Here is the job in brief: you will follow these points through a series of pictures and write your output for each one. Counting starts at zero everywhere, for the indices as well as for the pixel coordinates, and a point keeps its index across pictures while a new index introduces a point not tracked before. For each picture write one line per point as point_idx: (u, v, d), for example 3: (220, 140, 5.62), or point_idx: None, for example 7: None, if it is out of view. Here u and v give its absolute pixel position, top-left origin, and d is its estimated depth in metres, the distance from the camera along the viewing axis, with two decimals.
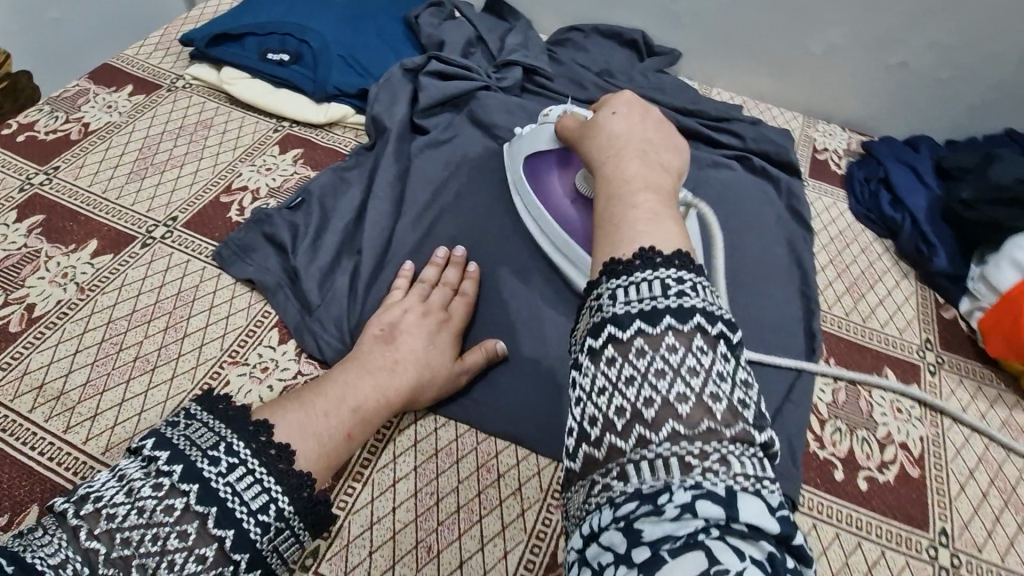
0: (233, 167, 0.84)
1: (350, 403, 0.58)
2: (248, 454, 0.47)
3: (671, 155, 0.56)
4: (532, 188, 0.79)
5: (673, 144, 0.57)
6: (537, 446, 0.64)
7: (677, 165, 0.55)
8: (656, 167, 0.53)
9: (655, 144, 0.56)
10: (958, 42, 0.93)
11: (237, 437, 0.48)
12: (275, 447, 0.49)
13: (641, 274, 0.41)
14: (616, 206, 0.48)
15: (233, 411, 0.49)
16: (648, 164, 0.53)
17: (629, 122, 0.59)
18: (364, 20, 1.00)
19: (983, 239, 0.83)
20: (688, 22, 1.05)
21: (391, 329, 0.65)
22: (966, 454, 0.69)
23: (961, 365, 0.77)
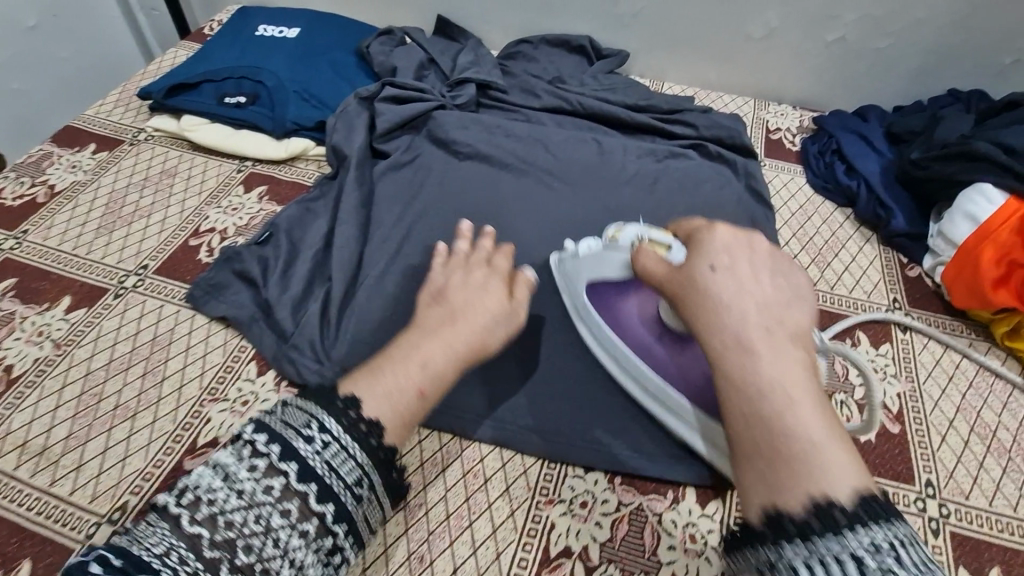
0: (200, 211, 0.86)
1: (419, 361, 0.58)
2: (340, 431, 0.52)
3: (789, 317, 0.53)
4: (602, 319, 0.69)
5: (785, 302, 0.54)
6: (521, 446, 0.65)
7: (800, 328, 0.53)
8: (791, 364, 0.50)
9: (773, 321, 0.52)
10: (889, 11, 0.96)
11: (325, 416, 0.53)
12: (365, 423, 0.53)
13: (828, 545, 0.42)
14: (772, 438, 0.47)
15: (323, 393, 0.54)
16: (775, 354, 0.50)
17: (737, 286, 0.54)
18: (317, 56, 1.03)
19: (937, 195, 0.84)
20: (631, 23, 1.08)
21: (441, 294, 0.65)
22: (944, 405, 0.70)
23: (931, 320, 0.79)
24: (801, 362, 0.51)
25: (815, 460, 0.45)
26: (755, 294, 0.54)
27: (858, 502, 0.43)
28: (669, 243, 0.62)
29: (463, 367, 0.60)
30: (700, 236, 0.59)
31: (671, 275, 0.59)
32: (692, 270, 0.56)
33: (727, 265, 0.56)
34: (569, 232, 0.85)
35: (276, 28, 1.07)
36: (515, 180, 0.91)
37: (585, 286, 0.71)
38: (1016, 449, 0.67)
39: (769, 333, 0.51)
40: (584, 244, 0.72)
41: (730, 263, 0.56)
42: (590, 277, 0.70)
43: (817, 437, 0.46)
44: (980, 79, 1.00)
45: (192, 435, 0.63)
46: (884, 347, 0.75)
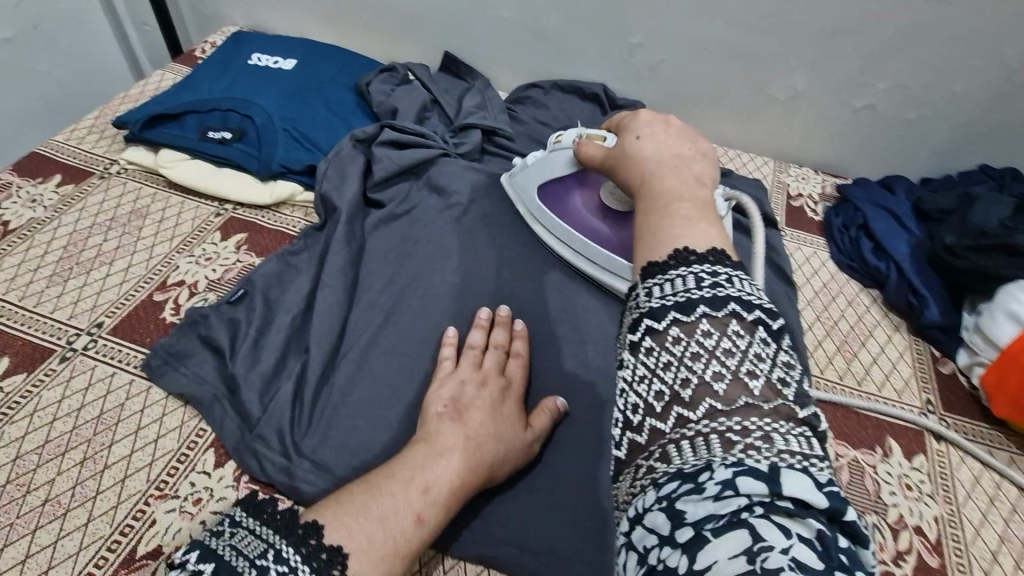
0: (169, 260, 0.77)
1: (422, 486, 0.52)
2: (299, 560, 0.44)
3: (697, 160, 0.54)
4: (554, 213, 0.81)
5: (695, 150, 0.55)
6: (512, 569, 0.58)
7: (709, 175, 0.53)
8: (687, 176, 0.51)
9: (680, 153, 0.54)
10: (922, 83, 0.91)
11: (284, 543, 0.45)
12: (327, 552, 0.45)
13: (677, 271, 0.42)
14: (658, 218, 0.48)
15: (283, 516, 0.47)
16: (683, 175, 0.51)
17: (658, 146, 0.55)
18: (311, 91, 0.95)
19: (968, 288, 0.79)
20: (649, 74, 1.02)
21: (454, 404, 0.61)
22: (986, 535, 0.63)
23: (968, 428, 0.72)
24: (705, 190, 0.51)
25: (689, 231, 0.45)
26: (668, 146, 0.55)
27: (711, 252, 0.43)
28: (604, 136, 0.69)
29: (466, 496, 0.55)
30: (625, 121, 0.62)
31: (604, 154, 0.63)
32: (623, 144, 0.58)
33: (651, 132, 0.57)
34: (578, 304, 0.78)
35: (271, 58, 1.00)
36: (519, 240, 0.84)
37: (536, 187, 0.82)
38: None
39: (672, 160, 0.53)
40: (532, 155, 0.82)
41: (650, 133, 0.57)
42: (539, 178, 0.81)
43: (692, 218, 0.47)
44: (1012, 158, 0.95)
45: (131, 542, 0.55)
46: (919, 459, 0.68)
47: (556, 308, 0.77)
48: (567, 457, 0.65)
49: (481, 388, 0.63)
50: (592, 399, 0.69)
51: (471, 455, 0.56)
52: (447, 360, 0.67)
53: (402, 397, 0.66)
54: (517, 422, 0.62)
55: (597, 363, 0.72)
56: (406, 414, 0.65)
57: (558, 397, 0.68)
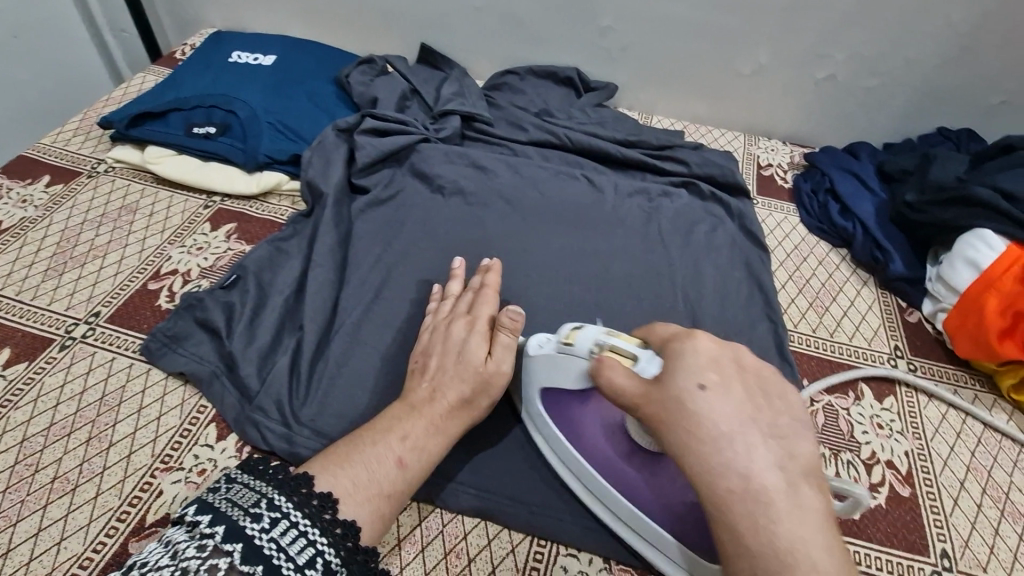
0: (161, 251, 0.79)
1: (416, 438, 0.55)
2: (291, 507, 0.48)
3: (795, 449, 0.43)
4: (563, 432, 0.61)
5: (787, 431, 0.44)
6: (508, 520, 0.61)
7: (808, 461, 0.44)
8: (795, 500, 0.41)
9: (773, 444, 0.43)
10: (879, 52, 0.95)
11: (276, 493, 0.48)
12: (317, 498, 0.49)
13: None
14: None
15: (275, 470, 0.50)
16: (789, 496, 0.41)
17: (733, 422, 0.43)
18: (293, 86, 0.98)
19: (932, 239, 0.83)
20: (620, 56, 1.05)
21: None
22: (954, 465, 0.66)
23: (934, 369, 0.76)
24: (817, 505, 0.42)
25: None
26: (751, 436, 0.43)
27: None
28: (636, 356, 0.50)
29: None
30: (683, 360, 0.46)
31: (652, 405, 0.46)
32: (683, 409, 0.44)
33: (720, 385, 0.44)
34: (562, 273, 0.80)
35: (251, 56, 1.02)
36: (501, 217, 0.86)
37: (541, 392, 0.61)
38: None
39: (778, 476, 0.42)
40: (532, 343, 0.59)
41: (721, 391, 0.44)
42: (544, 383, 0.59)
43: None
44: (969, 119, 0.99)
45: (140, 512, 0.57)
46: (889, 400, 0.72)
47: (541, 277, 0.80)
48: None
49: (449, 327, 0.64)
50: None
51: (463, 412, 0.59)
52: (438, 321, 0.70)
53: (395, 367, 0.69)
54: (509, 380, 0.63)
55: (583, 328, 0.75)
56: (400, 382, 0.68)
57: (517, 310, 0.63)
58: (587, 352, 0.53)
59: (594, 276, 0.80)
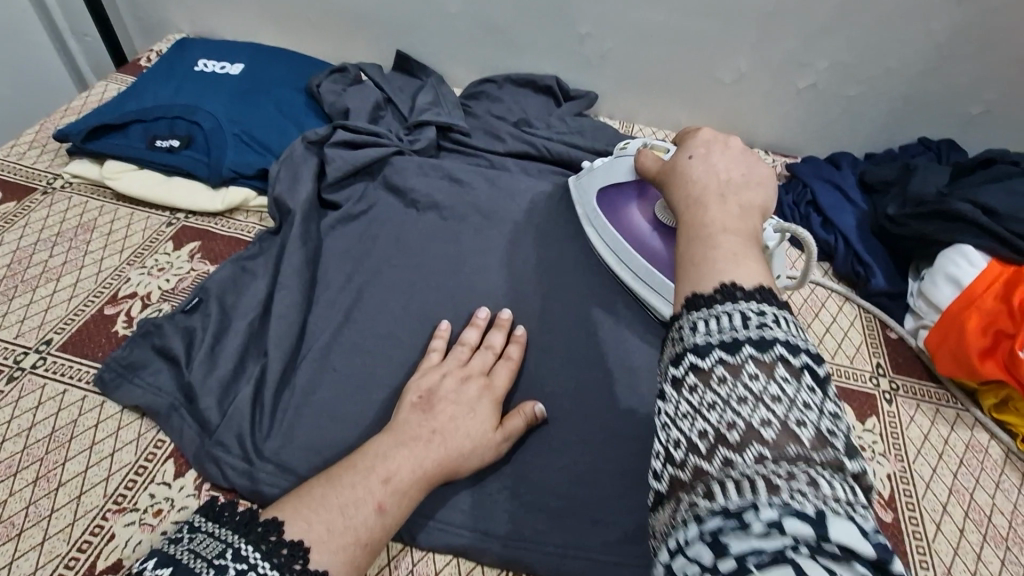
0: (120, 272, 0.76)
1: (382, 475, 0.53)
2: (258, 557, 0.45)
3: (753, 194, 0.49)
4: (609, 218, 0.79)
5: (750, 184, 0.50)
6: (481, 556, 0.59)
7: (759, 205, 0.49)
8: (734, 209, 0.47)
9: (734, 182, 0.49)
10: (860, 60, 0.94)
11: (243, 542, 0.46)
12: (287, 547, 0.46)
13: (721, 307, 0.38)
14: (698, 244, 0.43)
15: (242, 516, 0.48)
16: (734, 211, 0.46)
17: (712, 164, 0.52)
18: (261, 95, 0.94)
19: (913, 253, 0.82)
20: (599, 64, 1.03)
21: (428, 396, 0.61)
22: (936, 488, 0.65)
23: (915, 388, 0.75)
24: (749, 223, 0.46)
25: (731, 263, 0.41)
26: (720, 167, 0.51)
27: (760, 291, 0.39)
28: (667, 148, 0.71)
29: (430, 487, 0.56)
30: (689, 134, 0.59)
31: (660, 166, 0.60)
32: (675, 160, 0.56)
33: (705, 151, 0.54)
34: (540, 290, 0.78)
35: (218, 63, 0.99)
36: (477, 232, 0.83)
37: (598, 190, 0.81)
38: (1012, 537, 0.62)
39: (722, 194, 0.48)
40: (601, 160, 0.83)
41: (708, 152, 0.53)
42: (602, 182, 0.81)
43: (738, 251, 0.42)
44: (948, 128, 0.99)
45: (89, 558, 0.54)
46: (871, 421, 0.71)
47: (518, 295, 0.77)
48: (533, 444, 0.65)
49: (462, 382, 0.63)
50: (555, 384, 0.70)
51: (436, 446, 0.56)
52: (435, 351, 0.68)
53: (364, 395, 0.66)
54: (484, 417, 0.60)
55: (561, 350, 0.72)
56: (370, 412, 0.65)
57: (536, 402, 0.67)
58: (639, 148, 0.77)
59: (572, 293, 0.78)
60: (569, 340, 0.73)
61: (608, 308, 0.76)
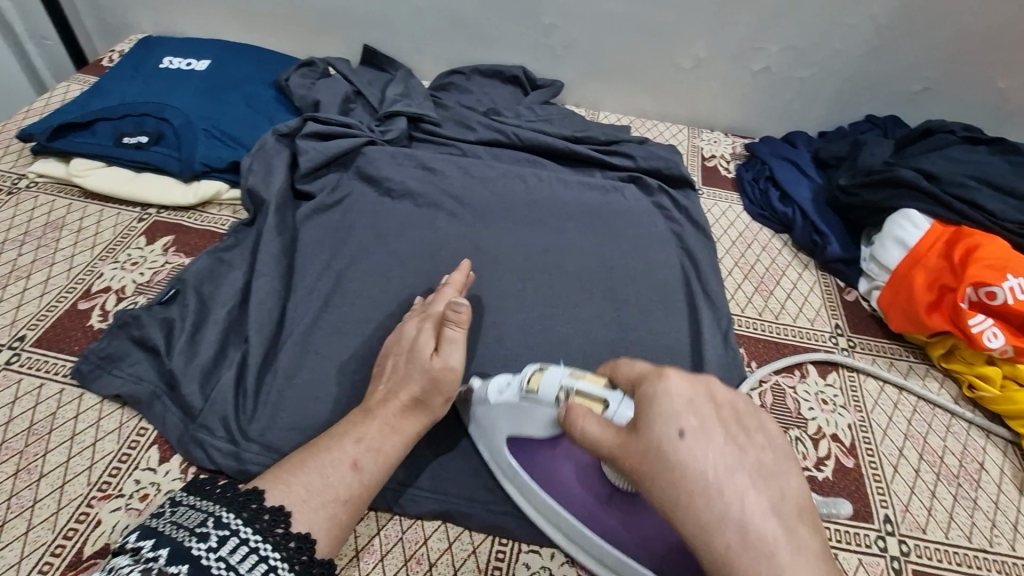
0: (92, 268, 0.75)
1: (369, 444, 0.54)
2: (240, 524, 0.46)
3: (784, 479, 0.40)
4: (535, 483, 0.58)
5: (777, 465, 0.40)
6: (468, 522, 0.60)
7: (802, 496, 0.40)
8: (793, 546, 0.37)
9: (769, 489, 0.39)
10: (809, 44, 0.99)
11: (225, 510, 0.47)
12: (269, 513, 0.47)
13: None
14: None
15: (225, 488, 0.49)
16: (799, 562, 0.36)
17: (728, 472, 0.38)
18: (229, 91, 0.94)
19: (865, 222, 0.87)
20: (564, 54, 1.06)
21: None
22: (893, 434, 0.70)
23: (871, 345, 0.80)
24: (818, 558, 0.37)
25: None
26: (744, 479, 0.38)
27: None
28: (603, 399, 0.48)
29: None
30: (654, 396, 0.42)
31: (632, 451, 0.41)
32: (664, 458, 0.39)
33: (703, 434, 0.39)
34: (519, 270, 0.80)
35: (184, 61, 0.98)
36: (451, 217, 0.85)
37: (506, 440, 0.59)
38: (963, 475, 0.67)
39: (773, 535, 0.37)
40: (498, 392, 0.57)
41: (704, 429, 0.40)
42: (513, 433, 0.57)
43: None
44: (893, 106, 1.05)
45: (76, 544, 0.54)
46: (831, 376, 0.75)
47: (494, 276, 0.79)
48: None
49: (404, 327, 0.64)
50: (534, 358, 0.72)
51: (420, 415, 0.57)
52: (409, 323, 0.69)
53: (347, 375, 0.67)
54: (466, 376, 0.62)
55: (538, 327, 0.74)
56: (353, 391, 0.66)
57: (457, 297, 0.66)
58: (556, 400, 0.51)
59: (547, 273, 0.80)
60: (546, 317, 0.76)
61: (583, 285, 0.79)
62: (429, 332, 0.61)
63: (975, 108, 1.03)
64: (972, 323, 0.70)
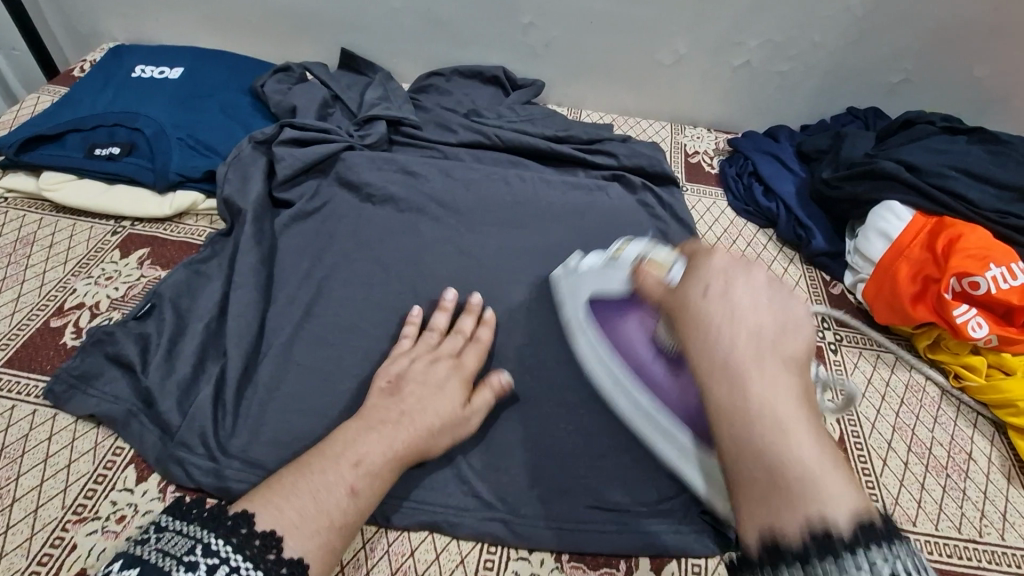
0: (65, 284, 0.74)
1: (354, 458, 0.53)
2: (230, 550, 0.45)
3: (791, 341, 0.43)
4: (602, 337, 0.69)
5: (788, 318, 0.44)
6: (456, 531, 0.59)
7: (802, 352, 0.44)
8: (780, 379, 0.41)
9: (768, 337, 0.43)
10: (789, 37, 0.99)
11: (212, 536, 0.45)
12: (259, 538, 0.46)
13: None
14: (761, 461, 0.39)
15: (211, 511, 0.47)
16: (778, 387, 0.41)
17: (737, 313, 0.44)
18: (203, 98, 0.93)
19: (848, 214, 0.87)
20: (545, 53, 1.05)
21: (399, 380, 0.62)
22: (881, 427, 0.70)
23: (859, 337, 0.79)
24: (800, 394, 0.42)
25: (812, 492, 0.37)
26: (756, 318, 0.44)
27: (857, 527, 0.36)
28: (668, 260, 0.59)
29: (403, 467, 0.56)
30: (698, 262, 0.49)
31: (666, 296, 0.51)
32: (686, 297, 0.47)
33: (727, 288, 0.45)
34: (506, 272, 0.79)
35: (156, 69, 0.97)
36: (433, 221, 0.84)
37: (586, 300, 0.71)
38: (951, 466, 0.67)
39: (762, 361, 0.42)
40: (585, 262, 0.72)
41: (728, 287, 0.45)
42: (593, 291, 0.70)
43: (812, 464, 0.38)
44: (874, 98, 1.05)
45: (51, 570, 0.52)
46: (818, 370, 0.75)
47: (479, 279, 0.78)
48: (503, 420, 0.66)
49: (431, 364, 0.64)
50: (519, 362, 0.71)
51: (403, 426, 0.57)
52: (406, 338, 0.68)
53: (329, 386, 0.66)
54: (456, 397, 0.62)
55: (523, 330, 0.73)
56: (335, 403, 0.65)
57: (505, 374, 0.67)
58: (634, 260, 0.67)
59: (531, 274, 0.79)
60: (532, 319, 0.75)
61: None
62: (456, 381, 0.63)
63: (954, 99, 1.03)
64: (956, 313, 0.70)
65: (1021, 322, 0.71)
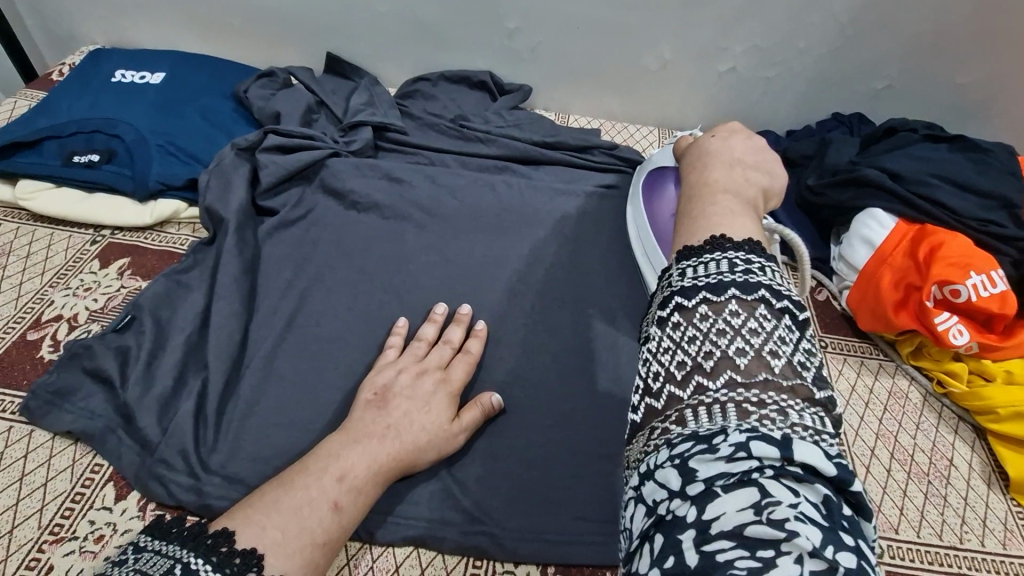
0: (42, 296, 0.72)
1: (336, 473, 0.53)
2: (210, 570, 0.43)
3: (765, 173, 0.51)
4: (644, 200, 0.80)
5: (768, 163, 0.52)
6: (441, 546, 0.59)
7: (767, 185, 0.50)
8: (738, 179, 0.49)
9: (746, 161, 0.51)
10: (774, 43, 0.99)
11: (193, 556, 0.43)
12: (239, 556, 0.45)
13: None
14: (695, 207, 0.46)
15: (190, 530, 0.45)
16: (735, 181, 0.49)
17: (726, 145, 0.54)
18: (185, 104, 0.91)
19: (833, 220, 0.87)
20: (532, 58, 1.05)
21: (383, 392, 0.61)
22: (864, 434, 0.70)
23: (843, 344, 0.80)
24: (750, 196, 0.48)
25: (725, 220, 0.43)
26: (738, 148, 0.53)
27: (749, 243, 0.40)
28: None
29: (386, 481, 0.56)
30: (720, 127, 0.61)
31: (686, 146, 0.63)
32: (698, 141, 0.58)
33: (728, 133, 0.56)
34: (494, 278, 0.78)
35: (137, 73, 0.95)
36: (420, 228, 0.83)
37: (646, 170, 0.83)
38: (933, 472, 0.68)
39: (729, 166, 0.50)
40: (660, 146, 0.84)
41: (729, 135, 0.56)
42: (654, 162, 0.81)
43: (733, 211, 0.44)
44: (859, 103, 1.06)
45: None
46: None
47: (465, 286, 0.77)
48: (489, 431, 0.66)
49: (417, 377, 0.63)
50: (506, 372, 0.70)
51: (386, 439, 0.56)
52: (391, 348, 0.68)
53: (313, 399, 0.65)
54: (441, 412, 0.61)
55: (510, 339, 0.73)
56: (319, 417, 0.64)
57: (492, 393, 0.67)
58: None
59: (519, 283, 0.78)
60: (519, 328, 0.74)
61: (555, 292, 0.78)
62: (444, 394, 0.62)
63: (938, 105, 1.04)
64: (938, 321, 0.72)
65: (1000, 329, 0.73)
